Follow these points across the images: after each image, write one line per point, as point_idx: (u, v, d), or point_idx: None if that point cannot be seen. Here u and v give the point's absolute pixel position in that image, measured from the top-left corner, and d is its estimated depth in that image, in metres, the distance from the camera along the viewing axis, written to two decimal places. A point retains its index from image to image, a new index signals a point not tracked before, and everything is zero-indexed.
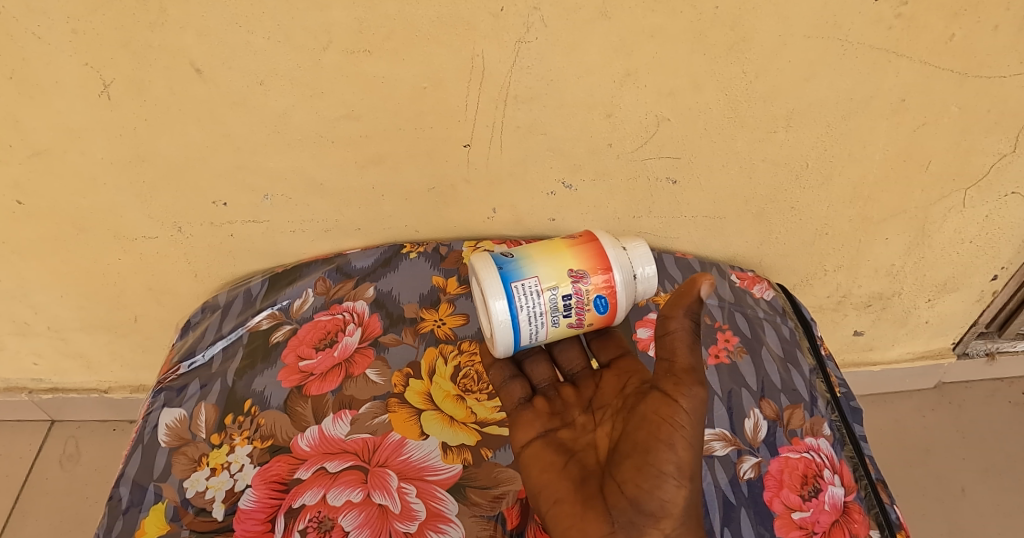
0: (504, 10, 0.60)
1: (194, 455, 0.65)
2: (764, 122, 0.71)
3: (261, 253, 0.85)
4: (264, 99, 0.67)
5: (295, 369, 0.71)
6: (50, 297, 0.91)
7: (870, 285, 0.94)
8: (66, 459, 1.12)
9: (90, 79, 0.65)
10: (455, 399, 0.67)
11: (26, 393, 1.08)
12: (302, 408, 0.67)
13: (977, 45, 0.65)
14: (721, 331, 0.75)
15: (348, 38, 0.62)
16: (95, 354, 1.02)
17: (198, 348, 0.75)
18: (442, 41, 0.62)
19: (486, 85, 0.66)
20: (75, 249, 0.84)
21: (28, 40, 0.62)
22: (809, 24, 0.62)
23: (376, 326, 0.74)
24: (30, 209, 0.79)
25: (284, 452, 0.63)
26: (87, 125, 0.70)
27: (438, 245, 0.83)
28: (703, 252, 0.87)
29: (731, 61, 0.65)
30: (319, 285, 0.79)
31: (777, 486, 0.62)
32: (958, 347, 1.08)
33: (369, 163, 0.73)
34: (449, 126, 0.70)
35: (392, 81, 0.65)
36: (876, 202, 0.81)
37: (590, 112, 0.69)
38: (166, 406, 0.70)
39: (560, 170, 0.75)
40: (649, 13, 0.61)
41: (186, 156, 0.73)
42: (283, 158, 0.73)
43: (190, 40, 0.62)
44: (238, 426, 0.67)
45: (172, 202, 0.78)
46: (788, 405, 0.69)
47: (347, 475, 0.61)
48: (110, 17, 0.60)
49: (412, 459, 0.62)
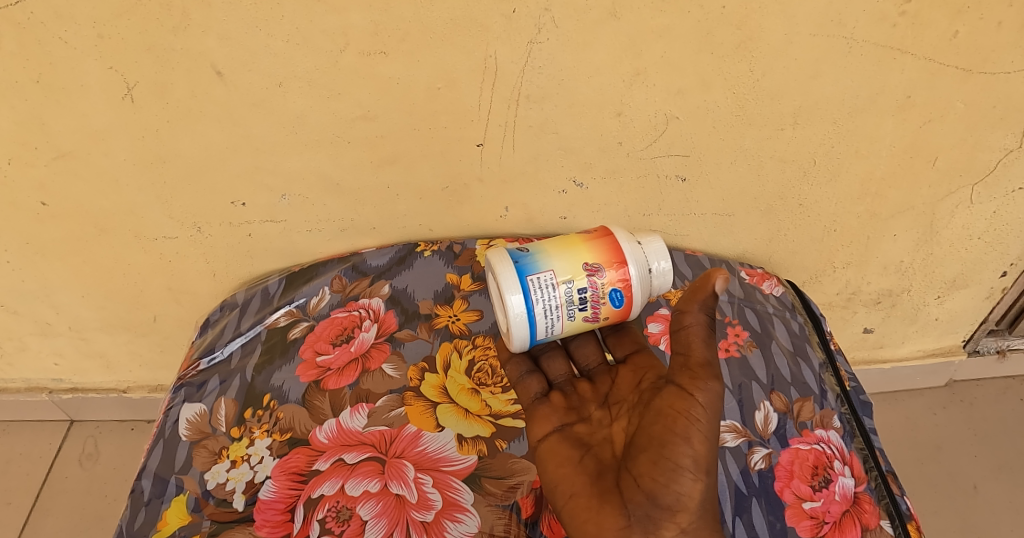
0: (516, 12, 0.62)
1: (213, 448, 0.67)
2: (771, 120, 0.72)
3: (279, 252, 0.87)
4: (282, 100, 0.69)
5: (313, 363, 0.72)
6: (72, 297, 0.93)
7: (879, 282, 0.94)
8: (84, 459, 1.14)
9: (113, 82, 0.67)
10: (470, 391, 0.68)
11: (46, 394, 1.10)
12: (320, 402, 0.68)
13: (980, 42, 0.66)
14: (731, 325, 0.76)
15: (364, 40, 0.64)
16: (114, 354, 1.04)
17: (217, 345, 0.77)
18: (456, 42, 0.64)
19: (499, 84, 0.68)
20: (97, 249, 0.86)
21: (55, 45, 0.64)
22: (814, 22, 0.64)
23: (392, 322, 0.75)
24: (54, 210, 0.81)
25: (303, 444, 0.65)
26: (111, 127, 0.72)
27: (452, 243, 0.84)
28: (712, 249, 0.88)
29: (738, 60, 0.66)
30: (336, 283, 0.80)
31: (788, 476, 0.63)
32: (968, 345, 1.09)
33: (384, 163, 0.75)
34: (462, 126, 0.71)
35: (407, 82, 0.67)
36: (885, 198, 0.82)
37: (601, 111, 0.70)
38: (186, 401, 0.72)
39: (570, 168, 0.76)
40: (657, 14, 0.62)
41: (205, 157, 0.75)
42: (300, 158, 0.74)
43: (212, 44, 0.64)
44: (257, 419, 0.68)
45: (192, 202, 0.80)
46: (798, 397, 0.70)
47: (364, 465, 0.62)
48: (134, 22, 0.62)
49: (428, 450, 0.63)
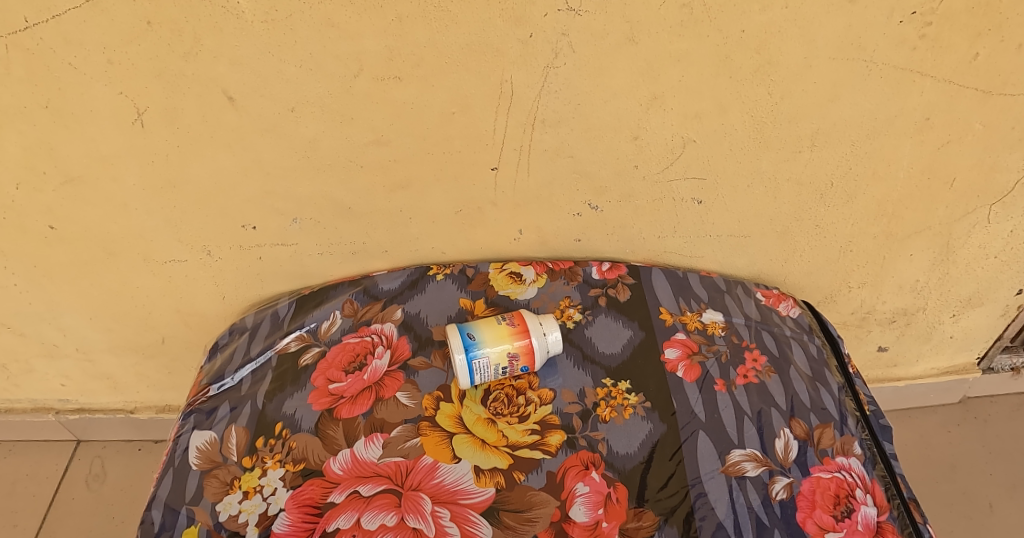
0: (532, 37, 0.61)
1: (225, 478, 0.65)
2: (788, 142, 0.71)
3: (289, 274, 0.86)
4: (295, 126, 0.68)
5: (325, 391, 0.71)
6: (79, 319, 0.92)
7: (894, 301, 0.93)
8: (91, 479, 1.13)
9: (123, 108, 0.66)
10: (486, 422, 0.67)
11: (53, 414, 1.09)
12: (334, 432, 0.67)
13: (1001, 64, 0.65)
14: (749, 349, 0.75)
15: (379, 66, 0.63)
16: (121, 376, 1.03)
17: (227, 371, 0.76)
18: (471, 67, 0.63)
19: (514, 109, 0.67)
20: (104, 272, 0.85)
21: (65, 71, 0.63)
22: (833, 46, 0.63)
23: (405, 348, 0.74)
24: (62, 234, 0.80)
25: (317, 476, 0.63)
26: (121, 152, 0.71)
27: (465, 267, 0.83)
28: (727, 270, 0.87)
29: (756, 83, 0.65)
30: (347, 307, 0.79)
31: (810, 507, 0.61)
32: (982, 362, 1.08)
33: (397, 188, 0.74)
34: (477, 150, 0.70)
35: (422, 107, 0.66)
36: (902, 219, 0.81)
37: (617, 134, 0.69)
38: (196, 428, 0.70)
39: (585, 192, 0.75)
40: (676, 38, 0.61)
41: (216, 181, 0.74)
42: (313, 183, 0.74)
43: (224, 69, 0.63)
44: (269, 449, 0.66)
45: (202, 226, 0.79)
46: (818, 424, 0.69)
47: (379, 498, 0.61)
48: (145, 48, 0.61)
49: (445, 482, 0.62)
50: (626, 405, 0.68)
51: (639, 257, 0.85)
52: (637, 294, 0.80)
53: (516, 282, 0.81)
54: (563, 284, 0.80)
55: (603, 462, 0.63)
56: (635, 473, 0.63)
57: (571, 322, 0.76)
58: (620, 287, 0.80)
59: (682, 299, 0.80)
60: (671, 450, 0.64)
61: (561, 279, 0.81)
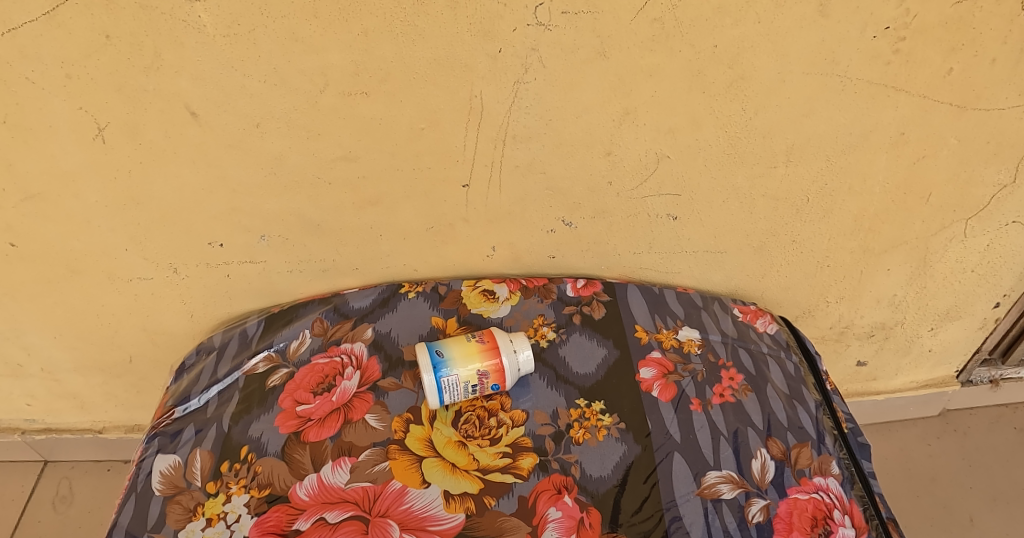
0: (502, 51, 0.60)
1: (188, 504, 0.62)
2: (763, 158, 0.70)
3: (258, 292, 0.84)
4: (260, 141, 0.66)
5: (292, 413, 0.69)
6: (43, 338, 0.89)
7: (872, 315, 0.93)
8: (59, 501, 1.10)
9: (83, 123, 0.64)
10: (457, 445, 0.65)
11: (18, 434, 1.06)
12: (300, 455, 0.65)
13: (975, 79, 0.65)
14: (726, 368, 0.74)
15: (345, 80, 0.61)
16: (89, 395, 1.00)
17: (193, 392, 0.74)
18: (439, 82, 0.62)
19: (484, 124, 0.65)
20: (68, 290, 0.83)
21: (21, 85, 0.61)
22: (807, 61, 0.62)
23: (375, 369, 0.72)
24: (23, 252, 0.77)
25: (282, 502, 0.61)
26: (81, 169, 0.69)
27: (437, 284, 0.81)
28: (704, 286, 0.86)
29: (730, 99, 0.65)
30: (317, 326, 0.77)
31: (788, 529, 0.60)
32: (961, 375, 1.08)
33: (367, 205, 0.73)
34: (447, 166, 0.69)
35: (390, 123, 0.65)
36: (879, 233, 0.81)
37: (590, 150, 0.69)
38: (160, 452, 0.68)
39: (559, 208, 0.74)
40: (648, 53, 0.61)
41: (181, 198, 0.72)
42: (280, 200, 0.72)
43: (186, 84, 0.61)
44: (234, 473, 0.64)
45: (167, 243, 0.77)
46: (795, 443, 0.67)
47: (346, 525, 0.59)
48: (104, 62, 0.59)
49: (413, 508, 0.60)
50: (600, 426, 0.67)
51: (615, 273, 0.84)
52: (612, 311, 0.79)
53: (489, 299, 0.79)
54: (537, 302, 0.79)
55: (575, 486, 0.62)
56: (609, 496, 0.61)
57: (545, 341, 0.75)
58: (595, 305, 0.79)
59: (658, 316, 0.79)
60: (645, 472, 0.63)
61: (535, 296, 0.80)
